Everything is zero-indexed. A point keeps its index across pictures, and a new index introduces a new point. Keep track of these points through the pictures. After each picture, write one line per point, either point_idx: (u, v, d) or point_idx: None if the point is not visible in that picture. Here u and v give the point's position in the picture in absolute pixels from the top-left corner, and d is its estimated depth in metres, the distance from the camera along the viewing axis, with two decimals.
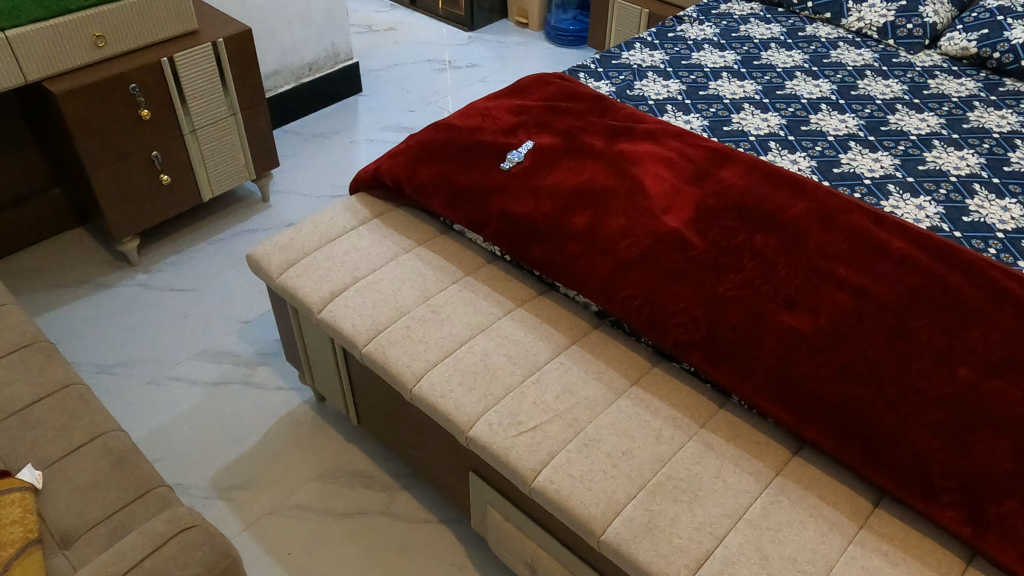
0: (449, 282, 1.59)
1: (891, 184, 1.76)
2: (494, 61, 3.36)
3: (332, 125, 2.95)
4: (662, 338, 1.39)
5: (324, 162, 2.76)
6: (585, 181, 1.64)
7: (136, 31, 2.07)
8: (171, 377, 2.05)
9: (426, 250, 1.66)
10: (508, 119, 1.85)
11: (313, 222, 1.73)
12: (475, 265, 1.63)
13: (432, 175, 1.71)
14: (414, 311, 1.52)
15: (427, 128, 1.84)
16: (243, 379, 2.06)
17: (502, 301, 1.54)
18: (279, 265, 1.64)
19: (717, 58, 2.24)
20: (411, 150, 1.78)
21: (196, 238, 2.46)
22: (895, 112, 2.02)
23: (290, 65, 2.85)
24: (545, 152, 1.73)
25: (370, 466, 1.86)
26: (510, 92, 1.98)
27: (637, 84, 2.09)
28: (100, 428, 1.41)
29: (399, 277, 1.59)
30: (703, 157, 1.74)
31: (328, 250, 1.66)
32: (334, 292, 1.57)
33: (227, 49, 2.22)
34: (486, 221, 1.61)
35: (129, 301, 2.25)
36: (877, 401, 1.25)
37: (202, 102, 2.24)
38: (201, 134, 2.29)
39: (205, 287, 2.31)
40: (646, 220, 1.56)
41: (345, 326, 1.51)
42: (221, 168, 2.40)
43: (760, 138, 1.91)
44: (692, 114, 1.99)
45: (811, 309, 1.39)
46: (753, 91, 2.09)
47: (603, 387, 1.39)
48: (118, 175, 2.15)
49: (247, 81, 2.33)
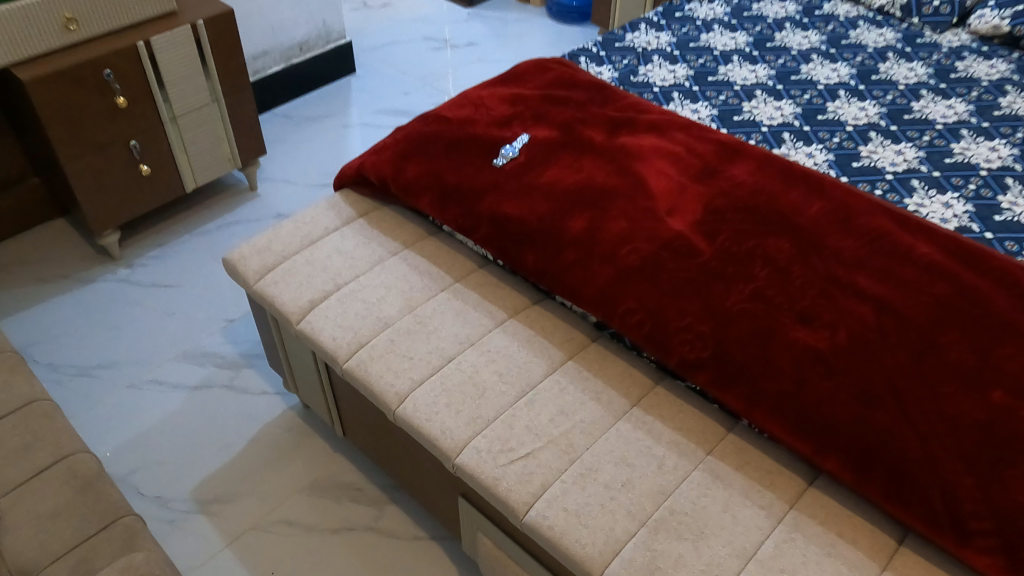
0: (436, 289, 1.48)
1: (915, 179, 1.65)
2: (494, 39, 3.21)
3: (324, 108, 2.82)
4: (666, 356, 1.27)
5: (315, 149, 2.64)
6: (584, 180, 1.52)
7: (111, 13, 1.95)
8: (152, 380, 1.95)
9: (412, 254, 1.54)
10: (503, 109, 1.73)
11: (294, 222, 1.62)
12: (464, 271, 1.51)
13: (421, 172, 1.57)
14: (399, 322, 1.42)
15: (416, 119, 1.72)
16: (227, 382, 1.95)
17: (492, 311, 1.44)
18: (256, 270, 1.53)
19: (727, 40, 2.10)
20: (396, 144, 1.65)
21: (181, 230, 2.35)
22: (919, 99, 1.89)
23: (279, 46, 2.72)
24: (541, 146, 1.61)
25: (359, 477, 1.76)
26: (505, 78, 1.85)
27: (642, 69, 1.96)
28: (64, 449, 1.32)
29: (383, 283, 1.49)
30: (711, 152, 1.62)
31: (309, 254, 1.55)
32: (314, 301, 1.46)
33: (208, 32, 2.10)
34: (475, 222, 1.47)
35: (110, 299, 2.15)
36: (903, 429, 1.15)
37: (183, 89, 2.12)
38: (183, 122, 2.16)
39: (190, 282, 2.20)
40: (650, 223, 1.44)
41: (324, 339, 1.40)
42: (206, 157, 2.27)
43: (773, 129, 1.78)
44: (700, 102, 1.86)
45: (828, 325, 1.28)
46: (766, 77, 1.95)
47: (602, 408, 1.29)
48: (95, 166, 2.03)
49: (231, 66, 2.20)
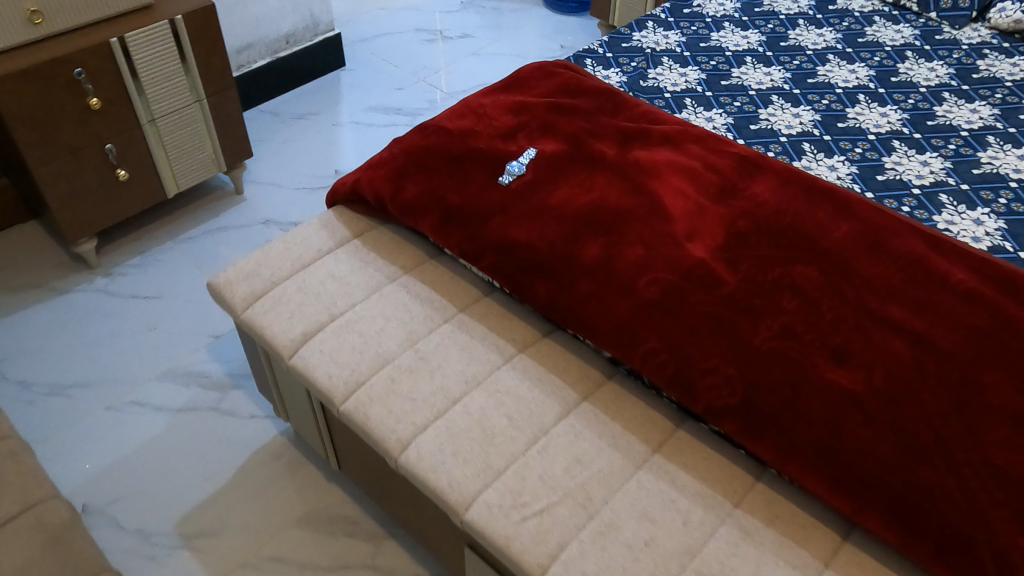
0: (439, 320, 1.38)
1: (943, 194, 1.54)
2: (489, 31, 3.09)
3: (312, 104, 2.70)
4: (691, 401, 1.18)
5: (303, 149, 2.53)
6: (597, 201, 1.42)
7: (80, 6, 1.81)
8: (133, 402, 1.83)
9: (412, 279, 1.45)
10: (507, 120, 1.62)
11: (284, 243, 1.51)
12: (469, 299, 1.42)
13: (420, 192, 1.46)
14: (400, 358, 1.32)
15: (413, 130, 1.61)
16: (214, 405, 1.84)
17: (500, 346, 1.35)
18: (244, 297, 1.42)
19: (739, 39, 1.98)
20: (392, 160, 1.53)
21: (161, 237, 2.22)
22: (942, 103, 1.77)
23: (265, 38, 2.59)
24: (549, 162, 1.50)
25: (353, 510, 1.66)
26: (508, 85, 1.74)
27: (651, 72, 1.85)
28: (34, 495, 1.20)
29: (382, 313, 1.39)
30: (730, 167, 1.52)
31: (301, 279, 1.44)
32: (307, 333, 1.35)
33: (188, 28, 1.96)
34: (481, 248, 1.37)
35: (86, 311, 2.03)
36: (950, 483, 1.05)
37: (162, 90, 1.98)
38: (162, 125, 2.03)
39: (172, 293, 2.08)
40: (668, 249, 1.34)
41: (320, 377, 1.30)
42: (187, 160, 2.14)
43: (793, 138, 1.66)
44: (715, 109, 1.75)
45: (863, 364, 1.18)
46: (782, 80, 1.83)
47: (620, 456, 1.20)
48: (67, 171, 1.90)
49: (214, 64, 2.07)
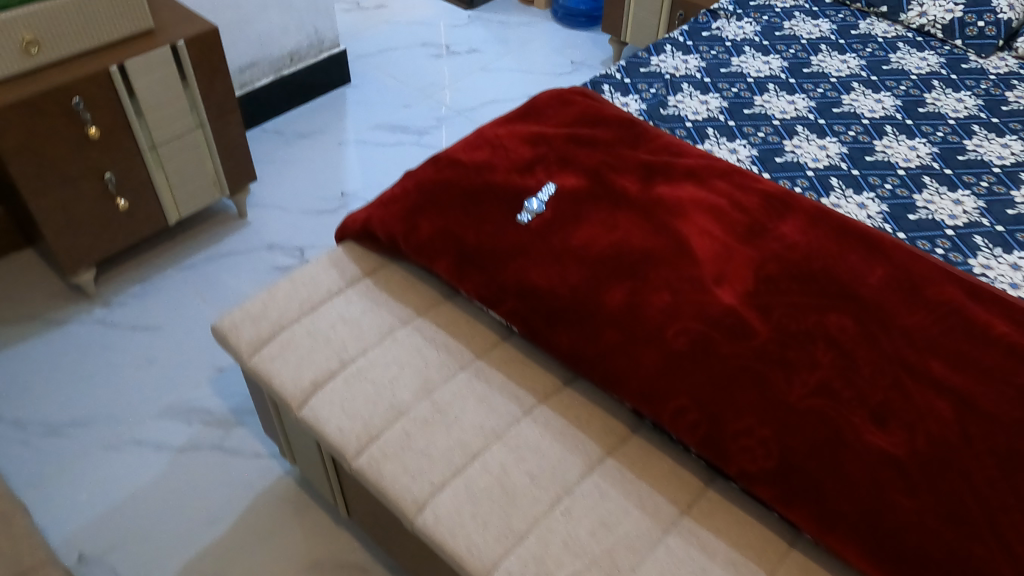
0: (455, 367, 1.32)
1: (978, 236, 1.47)
2: (497, 46, 3.02)
3: (317, 123, 2.63)
4: (723, 463, 1.12)
5: (308, 170, 2.46)
6: (620, 242, 1.35)
7: (78, 33, 1.75)
8: (133, 441, 1.79)
9: (427, 322, 1.38)
10: (523, 151, 1.55)
11: (292, 283, 1.45)
12: (487, 344, 1.36)
13: (434, 231, 1.39)
14: (415, 409, 1.26)
15: (426, 163, 1.54)
16: (217, 443, 1.79)
17: (520, 396, 1.28)
18: (250, 342, 1.36)
19: (760, 64, 1.92)
20: (405, 195, 1.47)
21: (163, 264, 2.17)
22: (972, 136, 1.71)
23: (268, 56, 2.53)
24: (569, 199, 1.44)
25: (362, 557, 1.60)
26: (524, 113, 1.67)
27: (671, 100, 1.79)
28: (25, 563, 1.13)
29: (396, 360, 1.32)
30: (757, 206, 1.46)
31: (310, 322, 1.38)
32: (318, 381, 1.30)
33: (191, 53, 1.91)
34: (499, 292, 1.30)
35: (85, 343, 1.98)
36: (1001, 560, 0.99)
37: (164, 117, 1.93)
38: (164, 152, 1.98)
39: (173, 325, 2.03)
40: (696, 297, 1.28)
41: (331, 431, 1.24)
42: (189, 186, 2.09)
43: (820, 172, 1.60)
44: (738, 139, 1.68)
45: (905, 426, 1.11)
46: (806, 109, 1.77)
47: (647, 519, 1.13)
48: (65, 201, 1.84)
49: (216, 88, 2.01)
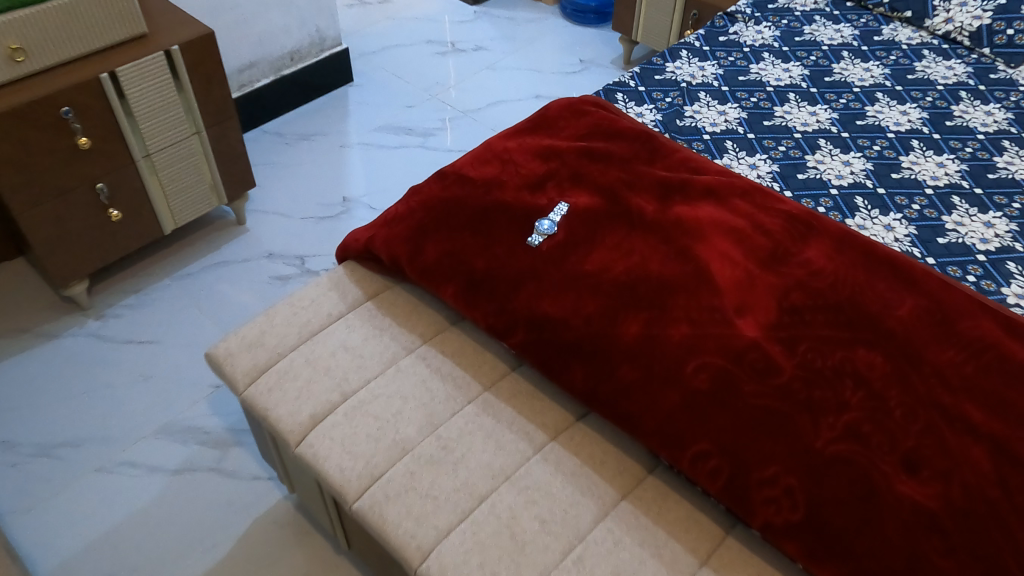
0: (461, 401, 1.25)
1: (1012, 262, 1.40)
2: (504, 43, 2.94)
3: (318, 124, 2.56)
4: (746, 513, 1.05)
5: (310, 173, 2.39)
6: (636, 269, 1.28)
7: (67, 39, 1.69)
8: (126, 463, 1.73)
9: (432, 351, 1.31)
10: (534, 166, 1.47)
11: (291, 306, 1.38)
12: (495, 376, 1.29)
13: (441, 254, 1.31)
14: (420, 448, 1.19)
15: (432, 178, 1.47)
16: (213, 465, 1.74)
17: (530, 433, 1.22)
18: (246, 371, 1.30)
19: (780, 72, 1.84)
20: (409, 214, 1.39)
21: (159, 274, 2.11)
22: (1002, 153, 1.63)
23: (268, 56, 2.45)
24: (582, 220, 1.36)
25: None
26: (534, 124, 1.59)
27: (688, 110, 1.71)
28: None
29: (399, 393, 1.26)
30: (780, 229, 1.38)
31: (309, 351, 1.31)
32: (317, 416, 1.23)
33: (186, 58, 1.84)
34: (509, 323, 1.23)
35: (77, 358, 1.92)
36: None
37: (158, 124, 1.87)
38: (158, 159, 1.92)
39: (168, 338, 1.97)
40: (716, 330, 1.21)
41: (331, 471, 1.17)
42: (185, 195, 2.03)
43: (844, 190, 1.53)
44: (758, 154, 1.61)
45: (939, 475, 1.05)
46: (829, 121, 1.70)
47: (665, 569, 1.07)
48: (55, 213, 1.79)
49: (212, 94, 1.95)
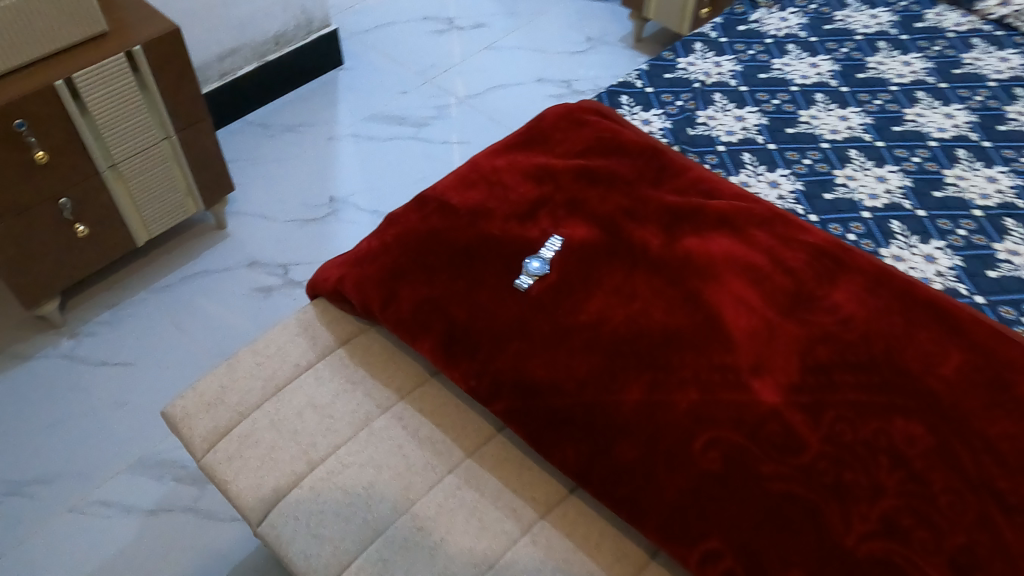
0: (441, 470, 1.12)
1: None
2: (505, 19, 2.74)
3: (307, 114, 2.40)
4: None
5: (297, 169, 2.24)
6: (639, 319, 1.13)
7: (20, 43, 1.55)
8: (99, 502, 1.63)
9: (408, 410, 1.18)
10: (526, 189, 1.31)
11: (256, 355, 1.25)
12: (480, 441, 1.15)
13: (418, 302, 1.16)
14: (394, 529, 1.06)
15: (411, 205, 1.31)
16: (191, 504, 1.63)
17: (518, 512, 1.08)
18: (204, 435, 1.17)
19: (807, 68, 1.70)
20: (383, 252, 1.23)
21: (136, 286, 1.98)
22: None
23: (251, 41, 2.28)
24: (578, 256, 1.21)
25: None
26: (528, 137, 1.43)
27: (702, 116, 1.59)
28: None
29: (372, 462, 1.12)
30: (804, 266, 1.23)
31: (274, 410, 1.18)
32: (280, 490, 1.11)
33: (150, 59, 1.70)
34: (493, 387, 1.09)
35: (50, 382, 1.81)
36: None
37: (122, 132, 1.74)
38: (124, 168, 1.79)
39: (146, 358, 1.85)
40: (730, 398, 1.07)
41: (295, 558, 1.05)
42: (157, 203, 1.91)
43: (878, 214, 1.41)
44: (780, 169, 1.49)
45: None
46: (861, 128, 1.57)
47: None
48: (16, 232, 1.67)
49: (182, 95, 1.81)
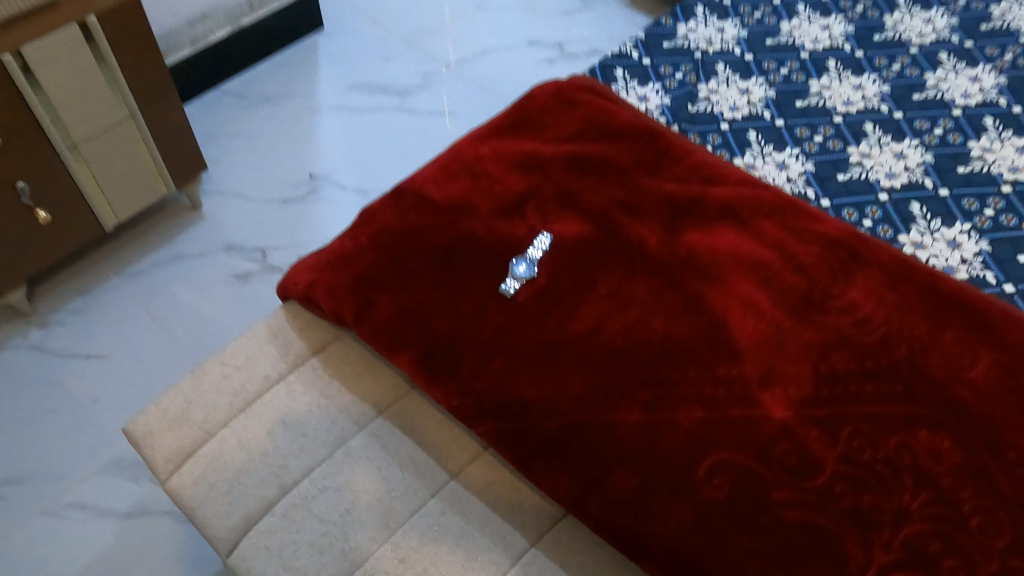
0: (424, 494, 1.04)
1: None
2: None
3: (285, 84, 2.27)
4: None
5: (277, 143, 2.12)
6: (636, 329, 1.04)
7: None
8: (74, 505, 1.55)
9: (387, 429, 1.10)
10: (512, 180, 1.21)
11: (223, 365, 1.16)
12: (464, 461, 1.07)
13: (396, 311, 1.07)
14: (373, 560, 0.98)
15: (387, 199, 1.20)
16: (170, 507, 1.55)
17: (507, 540, 1.00)
18: (167, 456, 1.08)
19: (818, 31, 1.59)
20: (357, 255, 1.13)
21: (107, 272, 1.88)
22: None
23: (223, 6, 2.14)
24: (569, 257, 1.11)
25: None
26: (515, 118, 1.32)
27: (703, 91, 1.47)
28: None
29: (349, 485, 1.04)
30: (817, 262, 1.13)
31: (242, 428, 1.09)
32: (249, 517, 1.02)
33: (108, 32, 1.57)
34: (478, 408, 1.00)
35: (20, 376, 1.71)
36: None
37: (81, 110, 1.61)
38: (86, 149, 1.67)
39: (120, 349, 1.76)
40: (737, 415, 0.98)
41: None
42: (124, 185, 1.79)
43: (897, 195, 1.32)
44: (789, 148, 1.39)
45: None
46: (878, 97, 1.47)
47: None
48: None
49: (145, 70, 1.68)
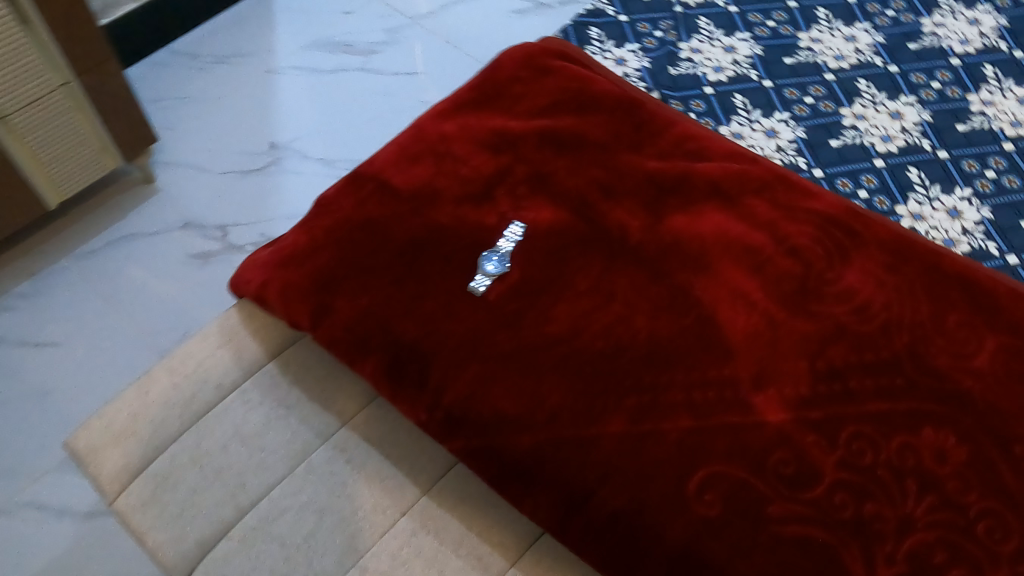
0: (393, 513, 0.96)
1: None
2: None
3: (240, 43, 2.12)
4: None
5: (235, 108, 1.99)
6: (618, 328, 0.96)
7: None
8: (30, 504, 1.46)
9: (352, 441, 1.01)
10: (481, 160, 1.10)
11: (170, 371, 1.06)
12: (435, 475, 0.99)
13: (357, 314, 0.97)
14: None
15: (345, 186, 1.10)
16: None
17: (483, 561, 0.93)
18: (111, 476, 0.99)
19: None
20: (312, 250, 1.03)
21: (56, 253, 1.76)
22: None
23: None
24: (544, 247, 1.02)
25: None
26: (482, 89, 1.21)
27: (688, 50, 1.43)
28: None
29: (311, 505, 0.96)
30: (812, 245, 1.04)
31: (194, 444, 1.00)
32: (205, 542, 0.94)
33: None
34: (449, 421, 0.92)
35: None
36: None
37: (7, 78, 1.46)
38: (17, 120, 1.53)
39: (73, 335, 1.65)
40: (729, 421, 0.90)
41: None
42: (64, 156, 1.65)
43: (893, 159, 1.26)
44: (781, 111, 1.33)
45: None
46: (872, 50, 1.42)
47: None
48: None
49: (79, 30, 1.52)
